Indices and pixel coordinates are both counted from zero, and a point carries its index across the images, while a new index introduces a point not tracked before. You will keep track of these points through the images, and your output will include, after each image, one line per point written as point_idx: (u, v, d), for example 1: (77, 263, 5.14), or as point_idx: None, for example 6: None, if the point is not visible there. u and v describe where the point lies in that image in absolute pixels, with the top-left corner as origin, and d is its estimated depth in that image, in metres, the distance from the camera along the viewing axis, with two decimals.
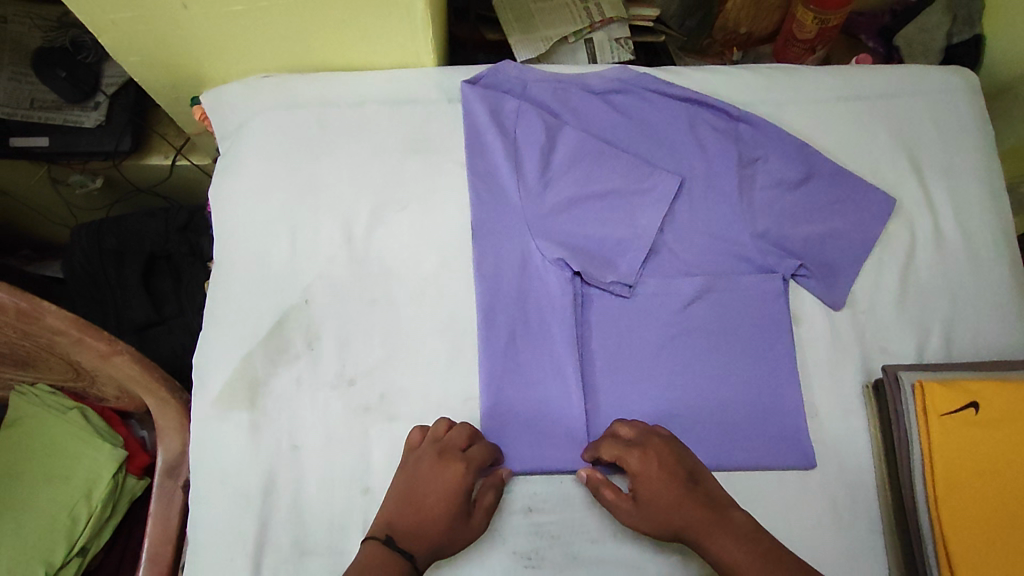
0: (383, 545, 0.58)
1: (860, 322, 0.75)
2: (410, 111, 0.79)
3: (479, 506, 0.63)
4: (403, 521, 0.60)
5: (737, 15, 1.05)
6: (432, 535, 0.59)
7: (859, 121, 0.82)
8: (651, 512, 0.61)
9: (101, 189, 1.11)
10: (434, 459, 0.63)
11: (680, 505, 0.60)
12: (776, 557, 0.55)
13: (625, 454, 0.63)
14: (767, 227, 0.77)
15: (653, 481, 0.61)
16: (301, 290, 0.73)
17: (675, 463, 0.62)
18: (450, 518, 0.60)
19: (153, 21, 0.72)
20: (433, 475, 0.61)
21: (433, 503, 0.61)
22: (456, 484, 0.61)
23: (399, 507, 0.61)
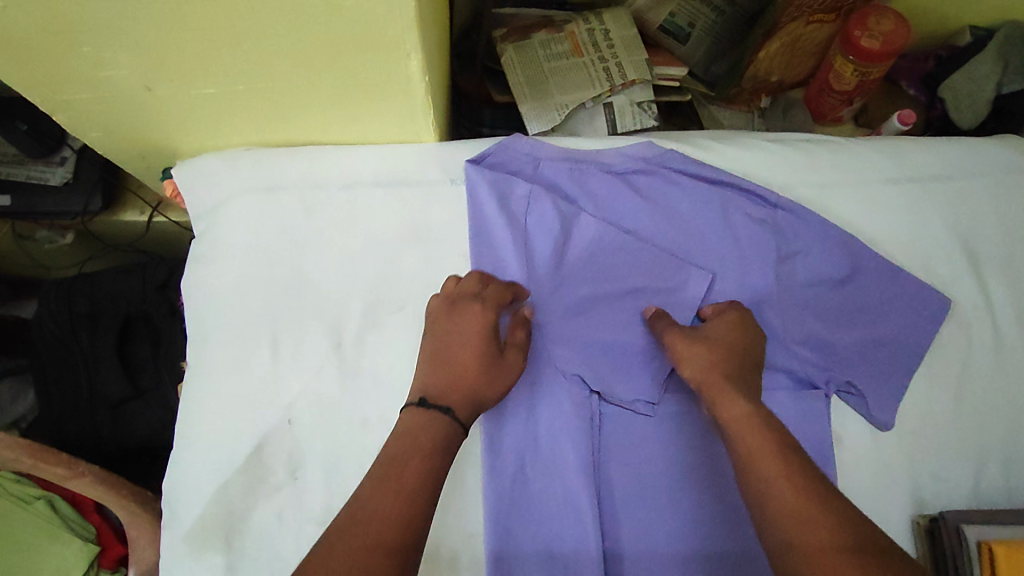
0: (418, 406, 0.58)
1: (905, 446, 0.68)
2: (408, 194, 0.70)
3: (512, 343, 0.63)
4: (439, 380, 0.60)
5: (769, 64, 0.95)
6: (470, 386, 0.59)
7: (909, 207, 0.73)
8: (705, 347, 0.62)
9: (72, 244, 1.02)
10: (446, 315, 0.63)
11: (731, 359, 0.61)
12: (793, 449, 0.53)
13: (725, 309, 0.66)
14: (807, 332, 0.69)
15: (725, 331, 0.64)
16: (285, 408, 0.65)
17: (751, 343, 0.64)
18: (474, 350, 0.61)
19: (115, 102, 0.62)
20: (449, 329, 0.62)
21: (460, 351, 0.61)
22: (477, 324, 0.62)
23: (428, 369, 0.61)
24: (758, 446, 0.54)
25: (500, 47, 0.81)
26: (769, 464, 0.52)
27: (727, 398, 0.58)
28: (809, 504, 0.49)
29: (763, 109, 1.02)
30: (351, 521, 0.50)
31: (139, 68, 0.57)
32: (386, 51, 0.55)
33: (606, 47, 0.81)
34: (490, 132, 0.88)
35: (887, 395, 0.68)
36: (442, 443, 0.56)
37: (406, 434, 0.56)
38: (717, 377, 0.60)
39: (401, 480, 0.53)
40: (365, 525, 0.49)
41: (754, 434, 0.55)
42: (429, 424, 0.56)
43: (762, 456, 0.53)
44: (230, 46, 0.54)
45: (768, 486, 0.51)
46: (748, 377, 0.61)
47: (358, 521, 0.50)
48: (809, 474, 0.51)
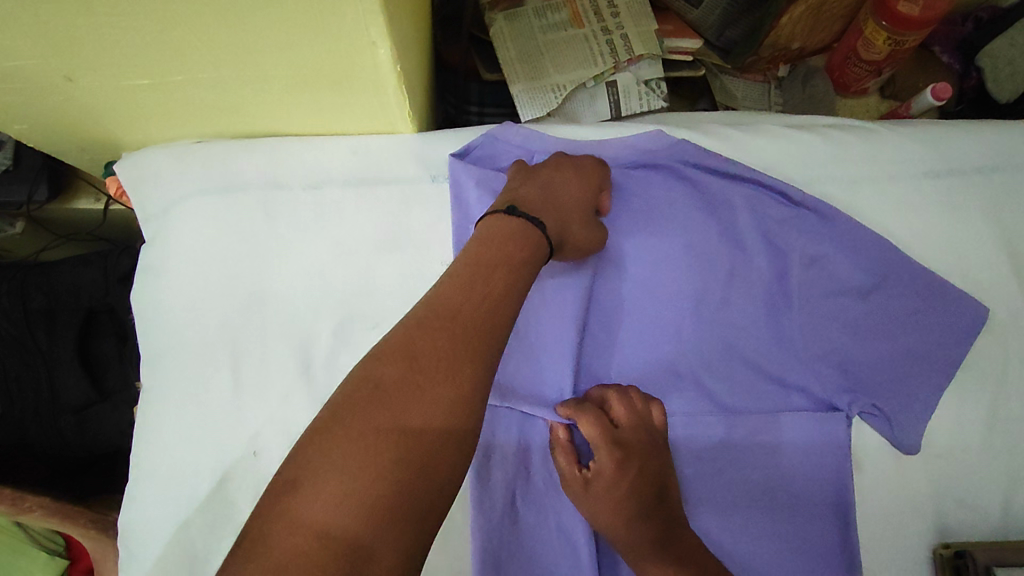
0: (508, 214, 0.54)
1: (935, 471, 0.61)
2: (383, 194, 0.62)
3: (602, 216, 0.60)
4: (533, 199, 0.56)
5: (791, 31, 0.83)
6: (561, 213, 0.56)
7: (948, 203, 0.65)
8: (605, 505, 0.55)
9: (26, 235, 0.92)
10: (570, 159, 0.60)
11: (633, 522, 0.54)
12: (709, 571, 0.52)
13: (600, 448, 0.55)
14: (828, 347, 0.61)
15: (615, 487, 0.55)
16: (249, 438, 0.57)
17: (647, 463, 0.55)
18: (578, 208, 0.57)
19: (31, 92, 0.53)
20: (560, 170, 0.59)
21: (561, 188, 0.58)
22: (584, 176, 0.59)
23: (528, 193, 0.57)
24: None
25: (488, 16, 0.72)
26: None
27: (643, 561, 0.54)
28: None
29: (779, 78, 0.94)
30: (401, 359, 0.43)
31: (53, 57, 0.48)
32: (347, 40, 0.46)
33: (609, 16, 0.72)
34: (477, 111, 0.80)
35: (917, 417, 0.60)
36: (529, 257, 0.52)
37: (506, 241, 0.52)
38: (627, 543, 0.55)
39: (454, 329, 0.45)
40: (414, 366, 0.43)
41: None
42: (520, 225, 0.53)
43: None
44: (161, 36, 0.46)
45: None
46: (658, 514, 0.54)
47: (407, 359, 0.43)
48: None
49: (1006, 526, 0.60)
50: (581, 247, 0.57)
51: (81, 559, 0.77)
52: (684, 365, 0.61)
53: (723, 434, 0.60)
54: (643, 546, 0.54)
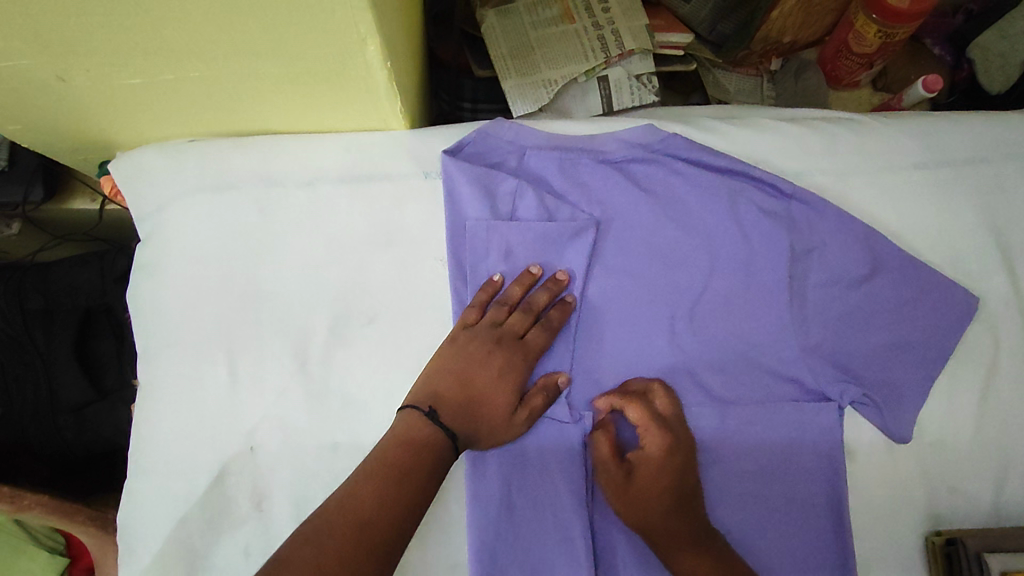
0: (427, 417, 0.54)
1: (926, 459, 0.61)
2: (376, 191, 0.62)
3: (528, 407, 0.57)
4: (453, 403, 0.56)
5: (783, 24, 0.83)
6: (473, 416, 0.56)
7: (937, 194, 0.65)
8: (643, 493, 0.56)
9: (21, 236, 0.93)
10: (511, 325, 0.59)
11: (670, 512, 0.56)
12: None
13: (649, 432, 0.57)
14: (821, 338, 0.62)
15: (657, 475, 0.57)
16: (246, 435, 0.57)
17: (687, 459, 0.58)
18: (492, 437, 0.56)
19: (22, 92, 0.53)
20: (485, 362, 0.57)
21: (482, 372, 0.57)
22: (508, 377, 0.58)
23: (449, 380, 0.57)
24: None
25: (481, 12, 0.73)
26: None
27: (676, 555, 0.55)
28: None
29: (773, 72, 0.93)
30: (343, 524, 0.47)
31: (45, 56, 0.48)
32: (337, 36, 0.46)
33: (600, 11, 0.72)
34: (470, 107, 0.80)
35: (907, 407, 0.61)
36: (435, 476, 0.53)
37: (416, 434, 0.54)
38: (660, 535, 0.56)
39: (391, 488, 0.50)
40: (357, 529, 0.47)
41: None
42: (432, 435, 0.54)
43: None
44: (154, 35, 0.46)
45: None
46: (691, 513, 0.56)
47: (344, 522, 0.47)
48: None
49: (997, 513, 0.61)
50: (495, 436, 0.56)
51: (80, 558, 0.78)
52: (678, 358, 0.61)
53: (718, 427, 0.61)
54: (679, 536, 0.55)
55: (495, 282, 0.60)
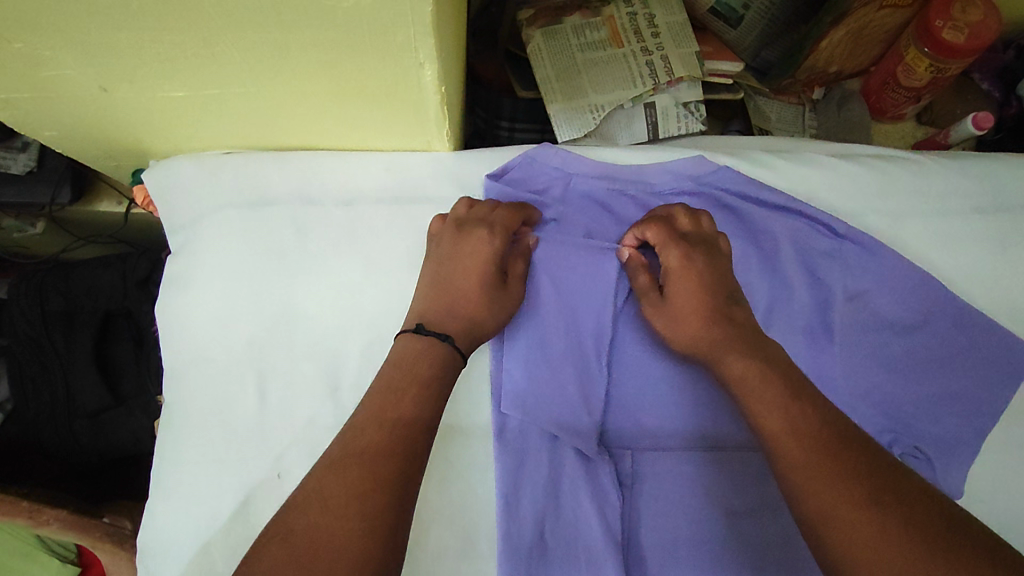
0: (416, 333, 0.53)
1: (978, 516, 0.59)
2: (417, 213, 0.61)
3: (513, 276, 0.57)
4: (434, 306, 0.55)
5: (830, 54, 0.81)
6: (463, 305, 0.55)
7: (995, 240, 0.63)
8: (680, 301, 0.55)
9: (45, 235, 0.92)
10: (473, 211, 0.58)
11: (711, 317, 0.54)
12: (814, 401, 0.47)
13: (665, 245, 0.57)
14: (871, 384, 0.59)
15: (687, 279, 0.56)
16: (274, 459, 0.56)
17: (714, 270, 0.56)
18: (488, 313, 0.55)
19: (62, 100, 0.52)
20: (457, 253, 0.57)
21: (457, 273, 0.56)
22: (483, 253, 0.56)
23: (431, 289, 0.56)
24: (756, 402, 0.48)
25: (526, 32, 0.71)
26: (771, 417, 0.46)
27: (724, 356, 0.51)
28: (799, 451, 0.44)
29: (815, 101, 0.90)
30: (351, 463, 0.45)
31: (91, 67, 0.47)
32: (394, 57, 0.45)
33: (649, 36, 0.71)
34: (508, 126, 0.78)
35: (962, 462, 0.58)
36: (440, 375, 0.52)
37: (406, 350, 0.52)
38: (703, 342, 0.53)
39: (392, 420, 0.48)
40: (365, 463, 0.45)
41: (756, 396, 0.48)
42: (428, 342, 0.52)
43: (762, 415, 0.47)
44: (205, 50, 0.45)
45: (769, 442, 0.46)
46: (731, 317, 0.54)
47: (356, 461, 0.45)
48: (817, 425, 0.45)
49: None
50: (493, 313, 0.56)
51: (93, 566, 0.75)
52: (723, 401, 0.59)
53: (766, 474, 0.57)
54: (724, 342, 0.52)
55: (466, 203, 0.59)
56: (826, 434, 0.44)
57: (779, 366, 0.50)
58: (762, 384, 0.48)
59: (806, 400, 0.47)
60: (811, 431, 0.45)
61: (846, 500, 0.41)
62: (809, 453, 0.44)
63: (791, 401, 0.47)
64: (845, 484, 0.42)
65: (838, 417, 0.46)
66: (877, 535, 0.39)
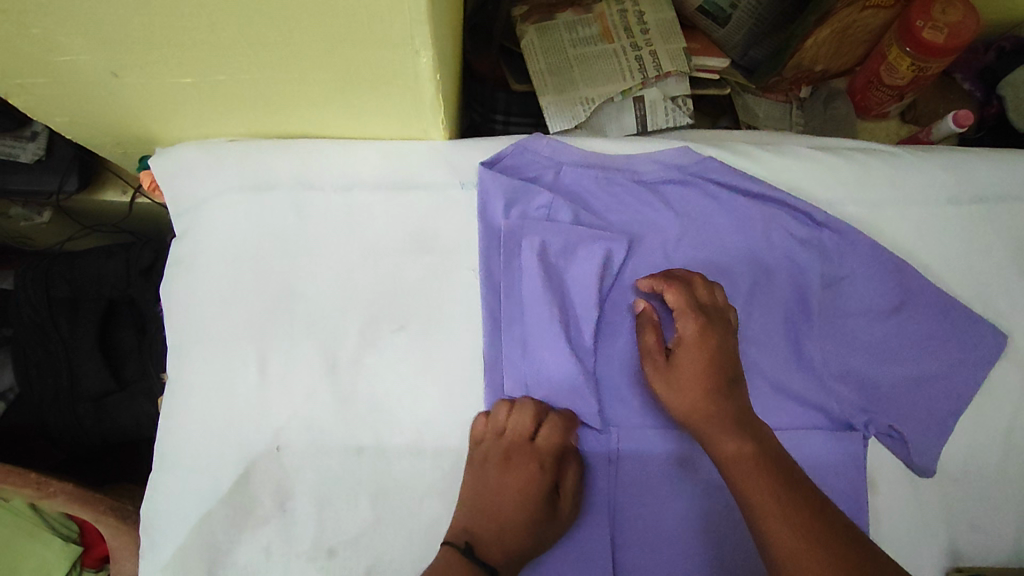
0: (463, 553, 0.54)
1: (949, 494, 0.61)
2: (412, 199, 0.63)
3: (565, 496, 0.58)
4: (484, 525, 0.56)
5: (816, 52, 0.84)
6: (509, 539, 0.56)
7: (969, 230, 0.66)
8: (684, 375, 0.57)
9: (50, 223, 0.93)
10: (519, 432, 0.58)
11: (712, 396, 0.56)
12: (813, 506, 0.49)
13: (685, 316, 0.58)
14: (847, 366, 0.62)
15: (696, 354, 0.57)
16: (273, 435, 0.58)
17: (722, 350, 0.58)
18: (538, 522, 0.57)
19: (75, 86, 0.54)
20: (503, 471, 0.58)
21: (505, 490, 0.58)
22: (530, 479, 0.58)
23: (476, 506, 0.57)
24: (756, 497, 0.50)
25: (521, 28, 0.74)
26: (769, 513, 0.49)
27: (720, 439, 0.54)
28: (799, 556, 0.47)
29: (802, 98, 0.92)
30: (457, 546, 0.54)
31: (102, 52, 0.49)
32: (392, 48, 0.47)
33: (639, 32, 0.74)
34: (503, 120, 0.80)
35: (933, 441, 0.60)
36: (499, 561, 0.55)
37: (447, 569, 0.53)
38: (699, 418, 0.55)
39: (492, 497, 0.57)
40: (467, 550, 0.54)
41: (752, 492, 0.50)
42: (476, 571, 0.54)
43: (761, 509, 0.49)
44: (213, 38, 0.47)
45: (768, 544, 0.48)
46: (732, 400, 0.56)
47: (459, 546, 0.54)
48: (813, 532, 0.48)
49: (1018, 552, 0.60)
50: (544, 524, 0.57)
51: (94, 546, 0.78)
52: None
53: None
54: (723, 425, 0.54)
55: (499, 402, 0.59)
56: (822, 542, 0.47)
57: (775, 456, 0.53)
58: (762, 478, 0.51)
59: (804, 504, 0.49)
60: (810, 536, 0.48)
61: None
62: (812, 565, 0.46)
63: (788, 498, 0.50)
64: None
65: (831, 521, 0.49)
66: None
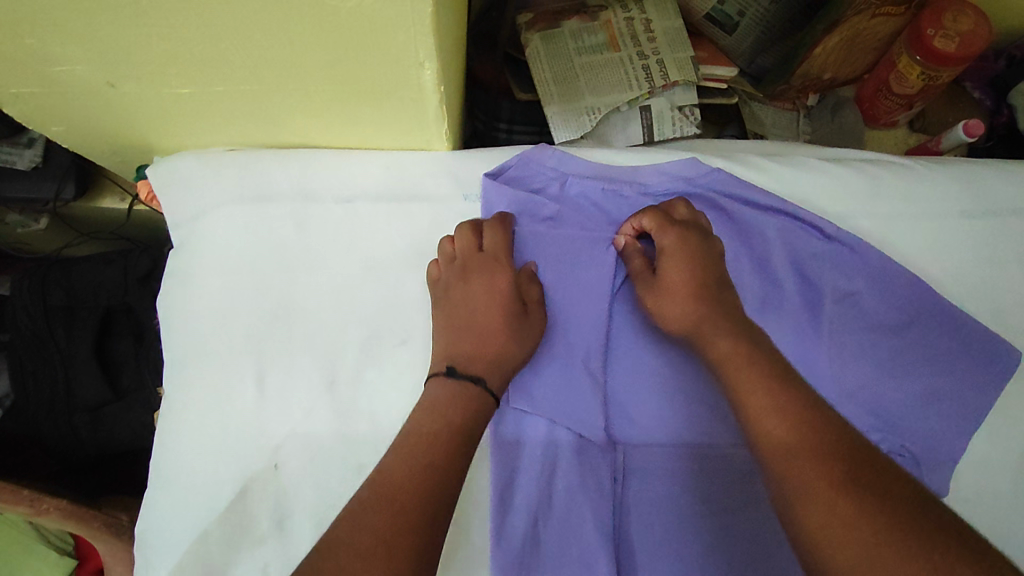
0: (449, 377, 0.54)
1: (964, 514, 0.59)
2: (414, 211, 0.62)
3: (529, 300, 0.59)
4: (461, 340, 0.57)
5: (824, 60, 0.82)
6: (493, 340, 0.57)
7: (982, 244, 0.64)
8: (670, 278, 0.58)
9: (47, 230, 0.92)
10: (472, 266, 0.59)
11: (699, 295, 0.57)
12: (801, 390, 0.48)
13: (662, 232, 0.60)
14: (859, 383, 0.60)
15: (679, 259, 0.58)
16: (271, 451, 0.56)
17: (704, 255, 0.59)
18: (506, 304, 0.58)
19: (70, 96, 0.53)
20: (467, 292, 0.58)
21: (472, 307, 0.58)
22: (494, 288, 0.59)
23: (451, 333, 0.57)
24: (745, 391, 0.49)
25: (525, 36, 0.72)
26: (758, 405, 0.48)
27: (711, 338, 0.54)
28: (785, 433, 0.46)
29: (809, 107, 0.92)
30: (408, 444, 0.50)
31: (99, 63, 0.48)
32: (397, 59, 0.46)
33: (645, 41, 0.72)
34: (507, 128, 0.79)
35: (947, 462, 0.59)
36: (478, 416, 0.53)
37: (418, 429, 0.51)
38: (690, 317, 0.56)
39: (452, 333, 0.57)
40: (420, 446, 0.49)
41: (740, 379, 0.50)
42: (463, 388, 0.53)
43: (750, 403, 0.49)
44: (211, 49, 0.46)
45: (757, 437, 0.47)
46: (720, 298, 0.57)
47: (413, 446, 0.50)
48: (809, 418, 0.46)
49: None
50: (514, 308, 0.58)
51: (89, 559, 0.76)
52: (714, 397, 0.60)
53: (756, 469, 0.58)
54: (713, 324, 0.55)
55: (444, 240, 0.61)
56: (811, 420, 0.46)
57: (765, 350, 0.52)
58: (750, 372, 0.50)
59: (792, 387, 0.48)
60: (805, 425, 0.46)
61: (828, 489, 0.42)
62: (797, 443, 0.45)
63: (776, 382, 0.49)
64: (829, 477, 0.42)
65: (827, 412, 0.47)
66: (859, 539, 0.39)
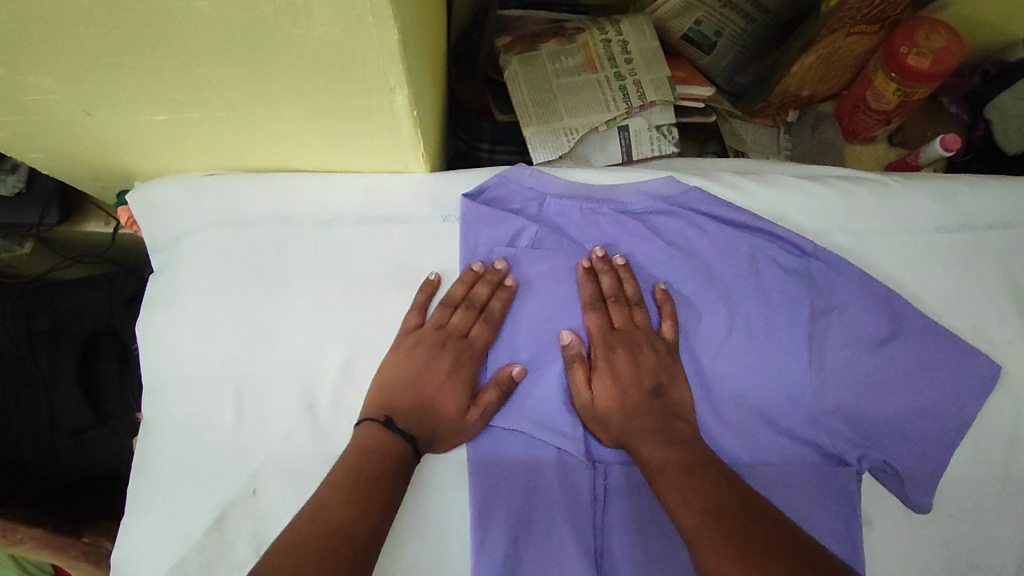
0: (383, 427, 0.54)
1: (948, 531, 0.59)
2: (394, 233, 0.62)
3: (479, 404, 0.57)
4: (403, 401, 0.56)
5: (801, 79, 0.83)
6: (428, 417, 0.56)
7: (958, 260, 0.65)
8: (605, 384, 0.58)
9: (32, 255, 0.92)
10: (451, 334, 0.59)
11: (632, 406, 0.57)
12: (720, 487, 0.50)
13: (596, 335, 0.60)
14: (839, 400, 0.60)
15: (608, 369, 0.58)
16: (248, 477, 0.56)
17: (641, 357, 0.59)
18: (455, 389, 0.57)
19: (45, 124, 0.53)
20: (428, 356, 0.58)
21: (430, 375, 0.57)
22: (456, 373, 0.58)
23: (398, 389, 0.57)
24: (662, 481, 0.52)
25: (504, 58, 0.73)
26: (672, 494, 0.51)
27: (639, 440, 0.55)
28: (694, 519, 0.48)
29: (790, 123, 0.93)
30: (340, 477, 0.50)
31: (73, 92, 0.48)
32: (367, 84, 0.47)
33: (623, 62, 0.73)
34: (489, 148, 0.80)
35: (928, 477, 0.59)
36: (397, 470, 0.52)
37: (348, 459, 0.52)
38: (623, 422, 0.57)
39: (411, 394, 0.57)
40: (350, 481, 0.50)
41: (663, 482, 0.52)
42: (391, 443, 0.53)
43: (673, 503, 0.50)
44: (184, 77, 0.46)
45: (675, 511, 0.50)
46: (653, 405, 0.57)
47: (344, 481, 0.50)
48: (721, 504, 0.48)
49: None
50: (461, 401, 0.57)
51: None
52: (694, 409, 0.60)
53: None
54: (644, 428, 0.56)
55: (432, 282, 0.60)
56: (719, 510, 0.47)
57: (690, 449, 0.54)
58: (678, 474, 0.51)
59: (709, 480, 0.50)
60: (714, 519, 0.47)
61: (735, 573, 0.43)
62: (706, 520, 0.47)
63: (693, 477, 0.51)
64: (727, 544, 0.45)
65: (746, 502, 0.48)
66: None
